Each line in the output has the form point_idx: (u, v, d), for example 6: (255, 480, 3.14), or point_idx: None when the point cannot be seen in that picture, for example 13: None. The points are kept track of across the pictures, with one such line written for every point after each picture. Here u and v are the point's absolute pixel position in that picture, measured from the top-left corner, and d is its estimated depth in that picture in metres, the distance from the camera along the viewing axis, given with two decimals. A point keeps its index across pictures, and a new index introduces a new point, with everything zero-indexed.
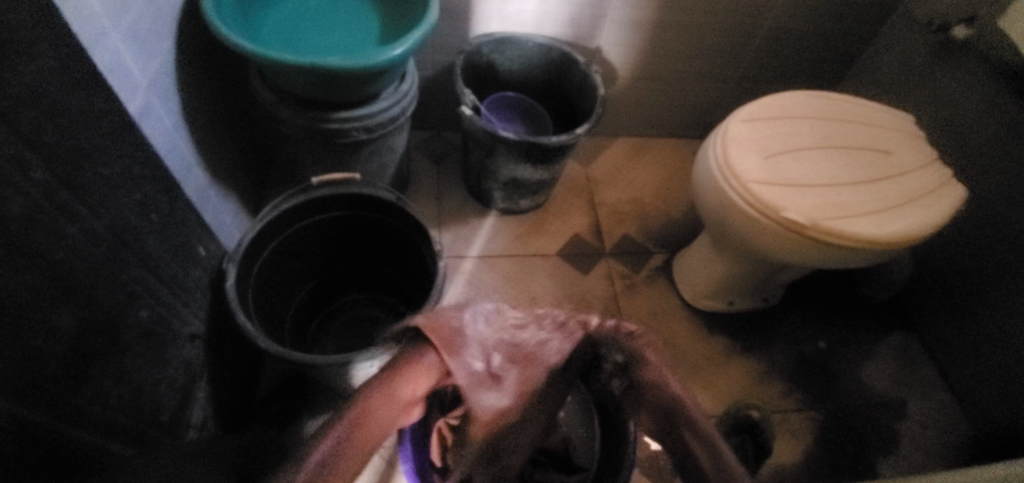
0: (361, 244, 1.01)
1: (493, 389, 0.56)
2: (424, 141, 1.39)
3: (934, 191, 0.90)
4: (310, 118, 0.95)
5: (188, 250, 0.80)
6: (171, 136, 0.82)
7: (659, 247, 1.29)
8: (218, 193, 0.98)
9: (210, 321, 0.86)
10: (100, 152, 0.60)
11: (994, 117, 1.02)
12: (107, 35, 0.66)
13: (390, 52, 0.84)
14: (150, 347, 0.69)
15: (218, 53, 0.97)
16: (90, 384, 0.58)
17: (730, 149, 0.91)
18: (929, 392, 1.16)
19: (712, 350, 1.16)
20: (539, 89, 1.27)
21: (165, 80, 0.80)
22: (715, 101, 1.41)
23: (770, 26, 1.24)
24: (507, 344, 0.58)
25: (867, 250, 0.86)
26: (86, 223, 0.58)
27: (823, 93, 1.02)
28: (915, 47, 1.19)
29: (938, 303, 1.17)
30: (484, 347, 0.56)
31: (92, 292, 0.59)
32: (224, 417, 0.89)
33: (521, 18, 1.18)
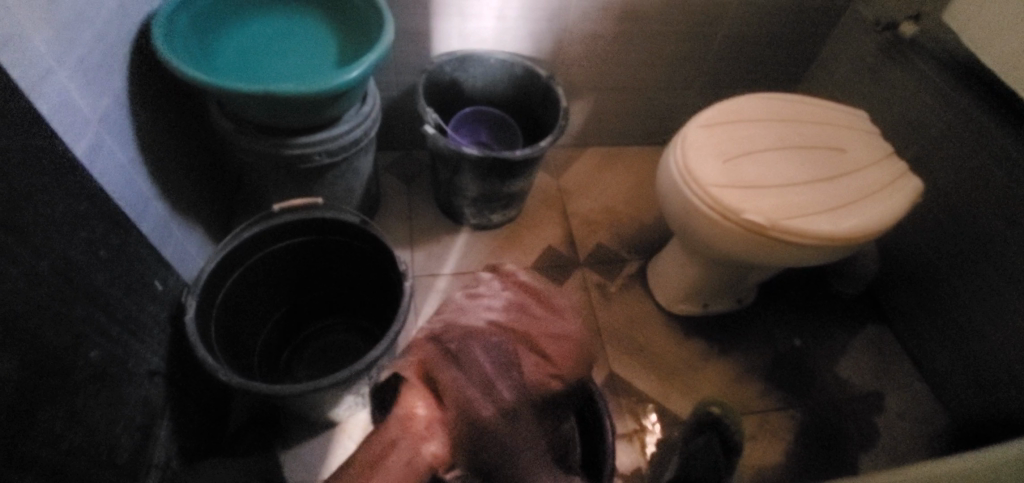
0: (329, 268, 1.00)
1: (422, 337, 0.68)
2: (393, 162, 1.38)
3: (890, 186, 0.92)
4: (268, 144, 0.94)
5: (143, 285, 0.78)
6: (125, 171, 0.81)
7: (633, 254, 1.29)
8: (179, 225, 0.97)
9: (170, 356, 0.84)
10: (42, 192, 0.59)
11: (944, 110, 1.05)
12: (53, 73, 0.66)
13: (345, 75, 0.84)
14: (102, 387, 0.68)
15: (174, 85, 0.97)
16: (38, 429, 0.57)
17: (689, 154, 0.92)
18: (906, 383, 1.17)
19: (688, 354, 1.16)
20: (505, 106, 1.27)
21: (117, 116, 0.79)
22: (680, 108, 1.44)
23: (726, 33, 1.27)
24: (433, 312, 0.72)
25: (827, 246, 0.87)
26: (28, 265, 0.57)
27: (778, 95, 1.04)
28: (866, 46, 1.22)
29: (908, 295, 1.19)
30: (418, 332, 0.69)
31: (37, 334, 0.57)
32: (193, 454, 0.87)
33: (480, 36, 1.19)
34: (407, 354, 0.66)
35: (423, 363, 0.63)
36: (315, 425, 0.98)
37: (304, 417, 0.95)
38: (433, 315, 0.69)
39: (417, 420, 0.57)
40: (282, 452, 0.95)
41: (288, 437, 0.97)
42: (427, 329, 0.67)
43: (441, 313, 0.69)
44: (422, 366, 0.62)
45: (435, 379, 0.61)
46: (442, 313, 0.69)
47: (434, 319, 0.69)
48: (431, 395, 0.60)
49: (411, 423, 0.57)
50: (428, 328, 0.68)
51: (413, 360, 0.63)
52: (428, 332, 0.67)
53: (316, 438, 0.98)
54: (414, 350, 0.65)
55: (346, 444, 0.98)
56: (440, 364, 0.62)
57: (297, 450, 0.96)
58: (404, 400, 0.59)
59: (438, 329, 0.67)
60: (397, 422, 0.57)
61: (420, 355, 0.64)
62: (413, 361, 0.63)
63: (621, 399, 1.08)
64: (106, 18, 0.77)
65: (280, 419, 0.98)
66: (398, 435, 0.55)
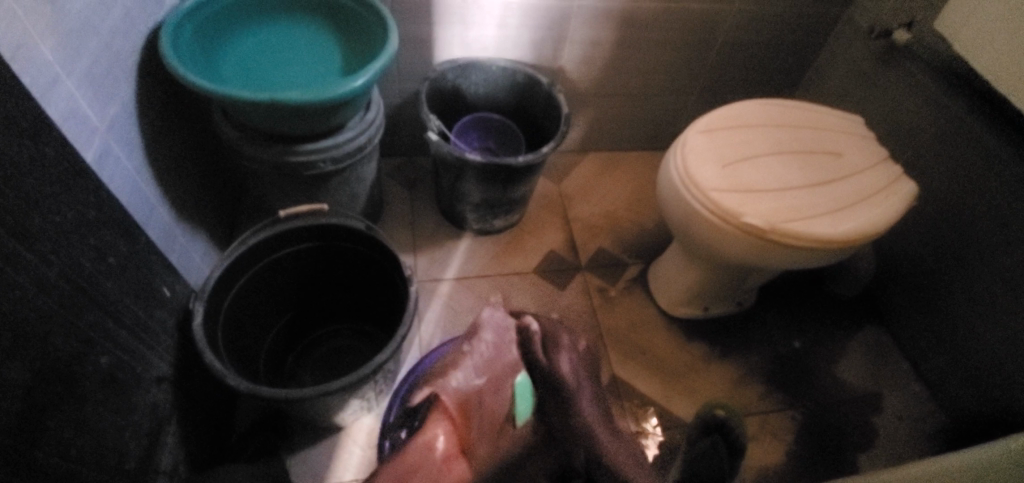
0: (333, 274, 1.00)
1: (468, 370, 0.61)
2: (396, 168, 1.40)
3: (886, 189, 0.93)
4: (273, 152, 0.95)
5: (151, 291, 0.79)
6: (132, 178, 0.82)
7: (634, 258, 1.30)
8: (185, 232, 0.98)
9: (177, 362, 0.84)
10: (51, 199, 0.60)
11: (938, 114, 1.07)
12: (60, 82, 0.67)
13: (350, 83, 0.85)
14: (111, 394, 0.68)
15: (180, 93, 0.98)
16: (47, 435, 0.57)
17: (690, 159, 0.94)
18: (904, 384, 1.18)
19: (690, 357, 1.17)
20: (507, 112, 1.29)
21: (124, 124, 0.80)
22: (679, 113, 1.45)
23: (723, 39, 1.29)
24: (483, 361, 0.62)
25: (825, 249, 0.89)
26: (38, 272, 0.57)
27: (776, 101, 1.05)
28: (861, 52, 1.24)
29: (904, 296, 1.20)
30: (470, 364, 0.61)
31: (46, 341, 0.58)
32: (199, 459, 0.87)
33: (482, 44, 1.20)
34: (444, 385, 0.59)
35: (457, 398, 0.58)
36: (321, 430, 0.98)
37: (309, 422, 0.95)
38: (476, 343, 0.64)
39: (440, 452, 0.54)
40: (287, 458, 0.96)
41: (293, 442, 0.97)
42: (467, 359, 0.62)
43: (485, 336, 0.64)
44: (455, 399, 0.58)
45: (467, 414, 0.58)
46: (484, 337, 0.64)
47: (475, 346, 0.63)
48: (457, 427, 0.57)
49: (435, 454, 0.54)
50: (466, 356, 0.62)
51: (447, 395, 0.58)
52: (467, 362, 0.61)
53: (322, 444, 0.98)
54: (448, 381, 0.59)
55: (352, 449, 0.98)
56: (476, 405, 0.59)
57: (303, 455, 0.97)
58: (429, 426, 0.55)
59: (476, 359, 0.62)
60: (418, 451, 0.53)
61: (454, 388, 0.59)
62: (446, 392, 0.58)
63: (624, 401, 1.09)
64: (113, 28, 0.78)
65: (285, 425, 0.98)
66: (421, 464, 0.53)
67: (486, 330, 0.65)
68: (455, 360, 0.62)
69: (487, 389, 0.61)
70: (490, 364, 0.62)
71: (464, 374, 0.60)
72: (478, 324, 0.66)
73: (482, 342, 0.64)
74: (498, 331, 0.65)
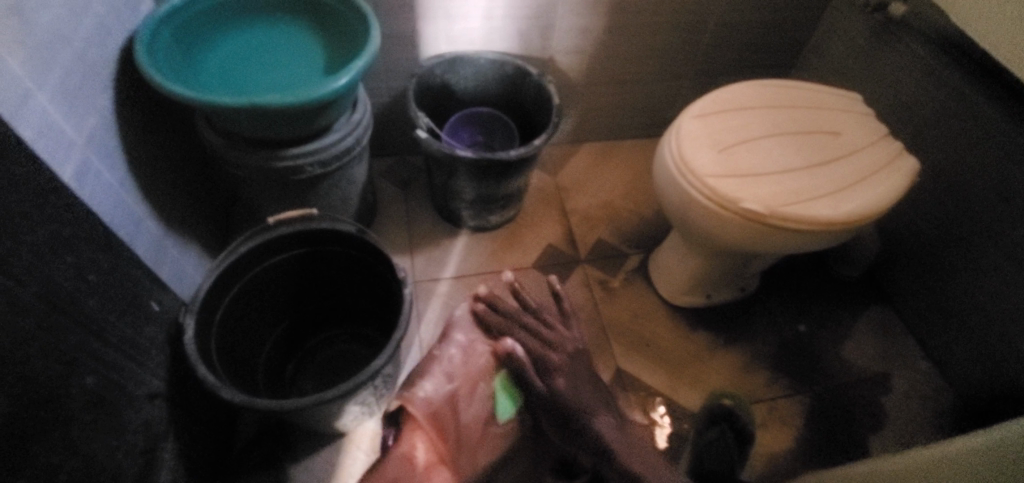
0: (328, 279, 0.99)
1: (434, 380, 0.75)
2: (389, 168, 1.38)
3: (888, 167, 0.91)
4: (259, 157, 0.93)
5: (138, 307, 0.77)
6: (115, 192, 0.80)
7: (633, 248, 1.29)
8: (175, 243, 0.96)
9: (171, 377, 0.83)
10: (24, 220, 0.58)
11: (938, 88, 1.04)
12: (32, 97, 0.65)
13: (332, 84, 0.83)
14: (100, 414, 0.67)
15: (161, 103, 0.96)
16: (32, 461, 0.56)
17: (684, 146, 0.92)
18: (913, 364, 1.16)
19: (694, 346, 1.16)
20: (499, 106, 1.26)
21: (103, 137, 0.78)
22: (673, 98, 1.42)
23: (715, 21, 1.26)
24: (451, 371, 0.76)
25: (827, 232, 0.87)
26: (13, 294, 0.56)
27: (771, 81, 1.03)
28: (858, 27, 1.21)
29: (909, 275, 1.18)
30: (439, 373, 0.75)
31: (27, 364, 0.56)
32: (201, 474, 0.86)
33: (468, 37, 1.18)
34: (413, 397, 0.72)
35: (429, 409, 0.73)
36: (324, 437, 0.97)
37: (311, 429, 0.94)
38: (445, 351, 0.78)
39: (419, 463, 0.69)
40: (290, 466, 0.95)
41: (296, 450, 0.96)
42: (436, 367, 0.76)
43: (453, 343, 0.78)
44: (424, 410, 0.72)
45: (438, 421, 0.73)
46: (451, 344, 0.78)
47: (446, 351, 0.77)
48: (432, 438, 0.71)
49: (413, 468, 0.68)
50: (436, 363, 0.77)
51: (417, 406, 0.72)
52: (436, 369, 0.76)
53: (325, 451, 0.97)
54: (420, 392, 0.73)
55: (355, 455, 0.97)
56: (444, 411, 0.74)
57: (306, 464, 0.95)
58: (406, 440, 0.70)
59: (444, 367, 0.76)
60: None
61: (423, 400, 0.72)
62: (416, 403, 0.72)
63: (630, 394, 1.08)
64: (85, 39, 0.76)
65: (286, 434, 0.97)
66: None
67: (454, 335, 0.79)
68: (424, 369, 0.76)
69: (460, 391, 0.75)
70: (459, 369, 0.76)
71: (431, 381, 0.74)
72: (446, 332, 0.80)
73: (450, 347, 0.78)
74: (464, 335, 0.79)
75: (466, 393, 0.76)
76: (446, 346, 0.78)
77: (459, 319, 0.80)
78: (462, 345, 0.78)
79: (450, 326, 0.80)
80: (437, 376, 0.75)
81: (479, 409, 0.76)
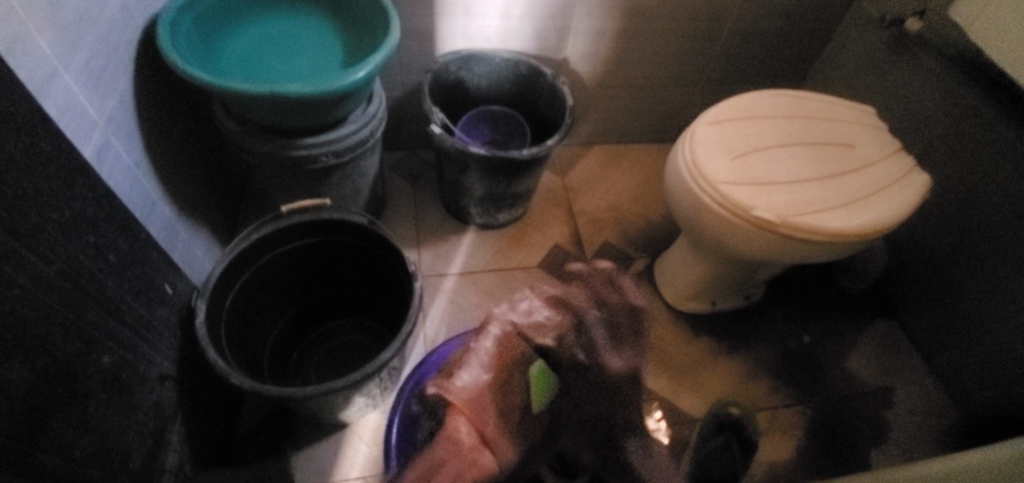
0: (337, 270, 0.99)
1: (469, 372, 0.59)
2: (399, 162, 1.38)
3: (899, 181, 0.92)
4: (275, 145, 0.94)
5: (153, 288, 0.78)
6: (132, 173, 0.80)
7: (640, 251, 1.29)
8: (187, 227, 0.96)
9: (181, 360, 0.83)
10: (49, 197, 0.59)
11: (951, 105, 1.05)
12: (57, 76, 0.65)
13: (351, 76, 0.83)
14: (113, 394, 0.67)
15: (178, 87, 0.96)
16: (50, 437, 0.56)
17: (698, 152, 0.92)
18: (915, 379, 1.17)
19: (698, 351, 1.16)
20: (512, 105, 1.27)
21: (123, 118, 0.79)
22: (685, 105, 1.43)
23: (730, 30, 1.27)
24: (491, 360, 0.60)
25: (837, 243, 0.87)
26: (37, 271, 0.56)
27: (785, 92, 1.03)
28: (872, 41, 1.22)
29: (914, 290, 1.19)
30: (478, 365, 0.60)
31: (47, 340, 0.57)
32: (207, 457, 0.87)
33: (485, 35, 1.18)
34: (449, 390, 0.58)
35: (469, 397, 0.57)
36: (327, 426, 0.98)
37: (315, 418, 0.95)
38: (479, 344, 0.62)
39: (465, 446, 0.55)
40: (293, 454, 0.95)
41: (299, 438, 0.97)
42: (472, 357, 0.61)
43: (489, 334, 0.62)
44: (465, 397, 0.57)
45: (480, 410, 0.57)
46: (489, 333, 0.62)
47: (480, 342, 0.62)
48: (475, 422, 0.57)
49: (457, 450, 0.55)
50: (473, 353, 0.61)
51: (454, 395, 0.58)
52: (473, 359, 0.60)
53: (328, 440, 0.98)
54: (456, 381, 0.58)
55: (357, 446, 0.97)
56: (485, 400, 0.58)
57: (309, 452, 0.96)
58: (449, 421, 0.56)
59: (483, 356, 0.61)
60: (443, 447, 0.55)
61: (462, 387, 0.58)
62: (455, 392, 0.57)
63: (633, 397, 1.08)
64: (110, 20, 0.76)
65: (290, 422, 0.98)
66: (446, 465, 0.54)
67: (492, 326, 0.63)
68: (461, 359, 0.61)
69: (499, 384, 0.59)
70: (494, 360, 0.60)
71: (466, 377, 0.59)
72: (485, 320, 0.64)
73: (488, 337, 0.62)
74: (508, 310, 0.65)
75: (504, 387, 0.59)
76: (484, 335, 0.62)
77: (500, 311, 0.64)
78: (500, 334, 0.62)
79: (490, 316, 0.64)
80: (476, 366, 0.60)
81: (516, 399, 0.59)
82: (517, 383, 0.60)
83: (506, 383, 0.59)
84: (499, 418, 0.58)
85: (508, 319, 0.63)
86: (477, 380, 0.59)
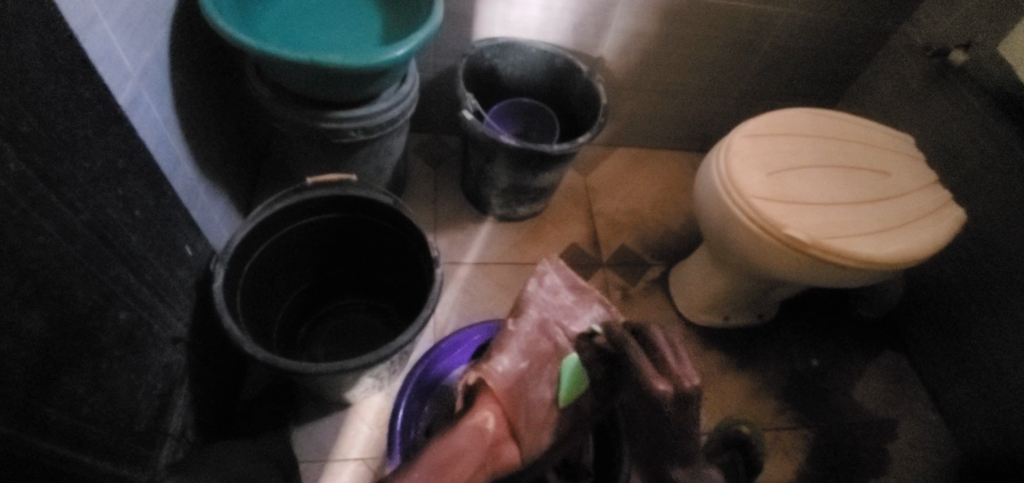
0: (356, 247, 0.98)
1: (508, 357, 0.53)
2: (422, 145, 1.36)
3: (933, 214, 0.90)
4: (305, 116, 0.92)
5: (174, 249, 0.76)
6: (160, 129, 0.79)
7: (656, 259, 1.28)
8: (208, 190, 0.95)
9: (194, 323, 0.82)
10: (82, 144, 0.57)
11: (988, 142, 1.03)
12: (97, 22, 0.64)
13: (392, 53, 0.82)
14: (126, 352, 0.66)
15: (212, 47, 0.95)
16: (61, 391, 0.55)
17: (733, 164, 0.91)
18: (921, 413, 1.16)
19: (707, 364, 1.15)
20: (543, 98, 1.25)
21: (156, 73, 0.77)
22: (715, 116, 1.42)
23: (770, 44, 1.25)
24: (529, 346, 0.53)
25: (866, 270, 0.86)
26: (64, 219, 0.55)
27: (823, 112, 1.02)
28: (912, 69, 1.20)
29: (929, 324, 1.18)
30: (517, 348, 0.53)
31: (68, 292, 0.56)
32: (207, 425, 0.85)
33: (524, 25, 1.16)
34: (487, 373, 0.52)
35: (505, 386, 0.51)
36: (331, 404, 0.97)
37: (320, 395, 0.93)
38: (518, 326, 0.54)
39: (488, 437, 0.49)
40: (294, 428, 0.94)
41: (301, 413, 0.96)
42: (512, 342, 0.54)
43: (528, 318, 0.55)
44: (503, 387, 0.51)
45: (516, 401, 0.51)
46: (528, 316, 0.55)
47: (519, 327, 0.54)
48: (507, 412, 0.51)
49: (481, 441, 0.49)
50: (511, 338, 0.54)
51: (494, 381, 0.51)
52: (512, 345, 0.53)
53: (331, 418, 0.97)
54: (493, 366, 0.52)
55: (358, 426, 0.96)
56: (521, 391, 0.52)
57: (310, 428, 0.95)
58: (479, 407, 0.51)
59: (522, 341, 0.54)
60: (466, 432, 0.49)
61: (500, 375, 0.51)
62: (493, 379, 0.51)
63: None
64: None
65: (293, 396, 0.97)
66: (468, 450, 0.48)
67: (530, 309, 0.56)
68: (499, 343, 0.54)
69: (533, 375, 0.53)
70: (531, 348, 0.53)
71: (504, 361, 0.52)
72: (522, 301, 0.56)
73: (527, 321, 0.55)
74: (543, 289, 0.57)
75: (537, 378, 0.53)
76: (523, 319, 0.54)
77: (536, 291, 0.56)
78: (538, 320, 0.55)
79: (527, 297, 0.56)
80: (514, 351, 0.53)
81: (547, 391, 0.53)
82: (549, 374, 0.53)
83: (540, 374, 0.53)
84: (529, 409, 0.52)
85: (544, 303, 0.56)
86: (516, 365, 0.52)
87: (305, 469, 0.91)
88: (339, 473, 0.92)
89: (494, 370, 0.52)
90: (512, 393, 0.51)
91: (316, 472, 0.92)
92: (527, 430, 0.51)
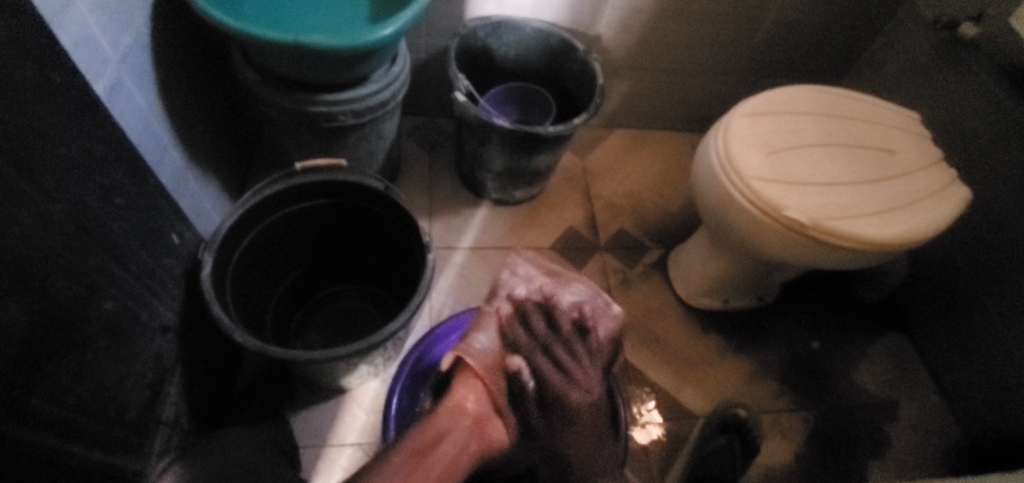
0: (348, 233, 0.96)
1: (485, 334, 0.70)
2: (417, 128, 1.34)
3: (938, 193, 0.88)
4: (293, 100, 0.90)
5: (160, 237, 0.75)
6: (144, 115, 0.77)
7: (655, 242, 1.26)
8: (196, 177, 0.93)
9: (183, 311, 0.81)
10: (58, 131, 0.56)
11: (997, 117, 1.00)
12: (73, 5, 0.61)
13: (379, 32, 0.79)
14: (114, 342, 0.65)
15: (194, 29, 0.92)
16: (45, 382, 0.54)
17: (732, 145, 0.88)
18: (922, 393, 1.15)
19: (705, 348, 1.14)
20: (539, 79, 1.22)
21: (138, 57, 0.75)
22: (716, 95, 1.39)
23: (772, 18, 1.21)
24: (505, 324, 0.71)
25: (869, 251, 0.84)
26: (40, 208, 0.54)
27: (825, 88, 0.99)
28: (919, 42, 1.16)
29: (933, 304, 1.16)
30: (493, 328, 0.71)
31: (48, 283, 0.55)
32: (202, 413, 0.86)
33: (518, 2, 1.13)
34: (468, 350, 0.69)
35: (483, 360, 0.68)
36: (327, 390, 0.96)
37: (315, 382, 0.93)
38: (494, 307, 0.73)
39: (468, 414, 0.63)
40: (290, 414, 0.94)
41: (297, 400, 0.96)
42: (487, 321, 0.71)
43: (503, 300, 0.73)
44: (481, 362, 0.67)
45: (493, 376, 0.67)
46: (502, 301, 0.73)
47: (495, 307, 0.73)
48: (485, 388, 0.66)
49: (461, 418, 0.62)
50: (487, 318, 0.72)
51: (473, 357, 0.68)
52: (488, 325, 0.71)
53: (327, 403, 0.96)
54: (473, 344, 0.69)
55: (355, 412, 0.96)
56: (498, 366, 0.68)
57: (307, 414, 0.95)
58: (458, 389, 0.65)
59: (495, 320, 0.72)
60: (448, 412, 0.63)
61: (479, 350, 0.69)
62: (472, 355, 0.68)
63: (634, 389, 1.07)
64: None
65: (289, 383, 0.96)
66: (450, 427, 0.62)
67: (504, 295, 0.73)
68: (476, 323, 0.71)
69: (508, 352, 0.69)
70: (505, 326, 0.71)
71: (482, 339, 0.69)
72: (496, 288, 0.75)
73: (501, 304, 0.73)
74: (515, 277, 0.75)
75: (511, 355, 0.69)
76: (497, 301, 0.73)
77: (509, 278, 0.75)
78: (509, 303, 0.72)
79: (499, 286, 0.75)
80: (492, 330, 0.70)
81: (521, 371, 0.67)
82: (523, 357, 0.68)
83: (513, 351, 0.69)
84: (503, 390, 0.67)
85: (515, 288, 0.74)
86: (492, 343, 0.70)
87: (303, 454, 0.92)
88: (337, 458, 0.92)
89: (474, 346, 0.69)
90: (490, 369, 0.67)
91: (313, 457, 0.92)
92: (505, 409, 0.66)
